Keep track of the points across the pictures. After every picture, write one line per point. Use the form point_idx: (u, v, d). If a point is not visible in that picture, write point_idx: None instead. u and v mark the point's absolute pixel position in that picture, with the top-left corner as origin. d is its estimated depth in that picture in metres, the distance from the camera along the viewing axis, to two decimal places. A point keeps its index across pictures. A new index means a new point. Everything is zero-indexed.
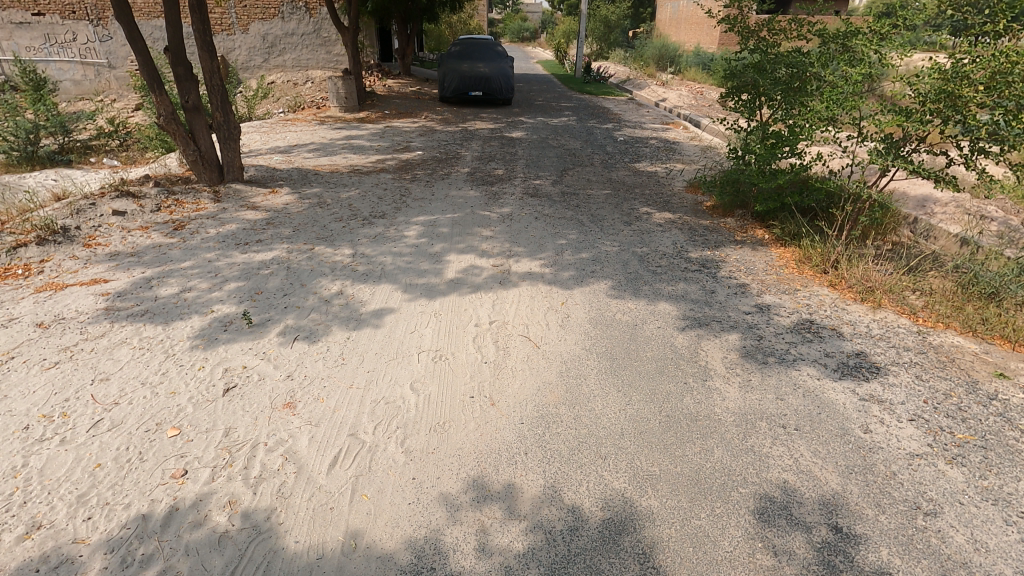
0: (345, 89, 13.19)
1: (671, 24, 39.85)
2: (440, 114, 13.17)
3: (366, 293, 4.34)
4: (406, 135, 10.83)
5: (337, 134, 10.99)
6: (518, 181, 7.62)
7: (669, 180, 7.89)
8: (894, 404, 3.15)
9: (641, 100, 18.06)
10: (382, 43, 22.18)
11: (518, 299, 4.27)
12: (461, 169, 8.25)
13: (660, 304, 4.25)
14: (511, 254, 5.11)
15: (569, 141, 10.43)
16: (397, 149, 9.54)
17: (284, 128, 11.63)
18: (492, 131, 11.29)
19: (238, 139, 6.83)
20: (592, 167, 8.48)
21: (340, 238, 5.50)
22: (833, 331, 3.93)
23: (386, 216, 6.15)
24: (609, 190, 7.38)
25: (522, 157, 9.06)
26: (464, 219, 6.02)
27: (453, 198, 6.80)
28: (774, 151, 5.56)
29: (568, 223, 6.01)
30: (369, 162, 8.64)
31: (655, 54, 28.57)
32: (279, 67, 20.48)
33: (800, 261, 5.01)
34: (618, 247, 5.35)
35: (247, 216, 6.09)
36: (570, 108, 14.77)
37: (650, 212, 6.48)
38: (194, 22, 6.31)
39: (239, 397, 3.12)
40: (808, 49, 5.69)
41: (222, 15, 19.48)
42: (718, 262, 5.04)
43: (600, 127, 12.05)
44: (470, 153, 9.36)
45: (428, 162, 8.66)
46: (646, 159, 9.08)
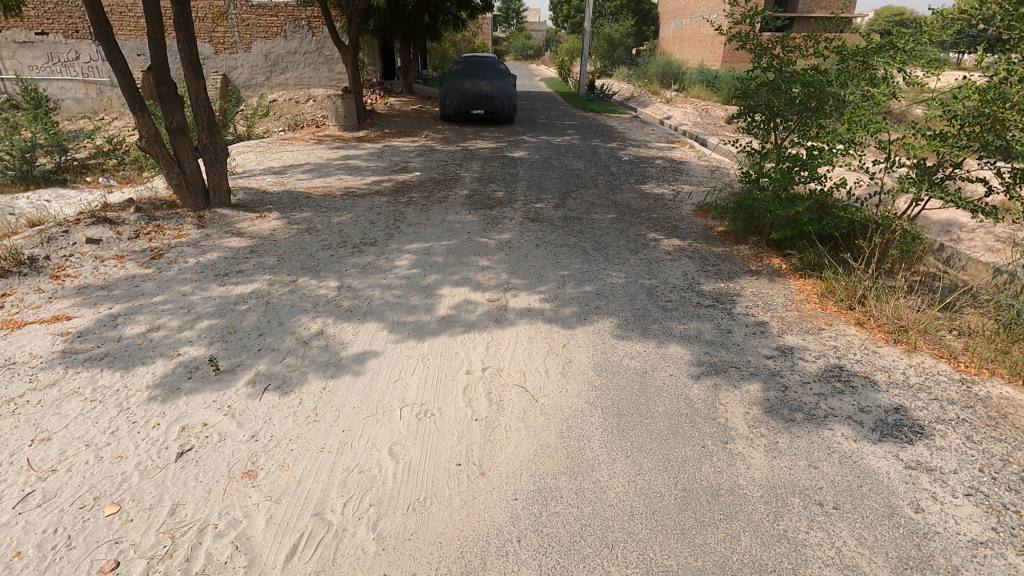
0: (344, 108, 12.98)
1: (674, 41, 40.01)
2: (440, 133, 12.93)
3: (349, 333, 3.97)
4: (405, 155, 10.57)
5: (334, 154, 10.73)
6: (518, 204, 7.29)
7: (677, 203, 7.54)
8: (945, 473, 2.73)
9: (645, 118, 17.83)
10: (385, 61, 22.13)
11: (515, 341, 3.88)
12: (460, 192, 7.93)
13: (672, 346, 3.85)
14: (508, 286, 4.74)
15: (572, 161, 10.13)
16: (395, 170, 9.25)
17: (281, 148, 11.40)
18: (493, 151, 11.01)
19: (225, 162, 6.54)
20: (596, 189, 8.14)
21: (326, 268, 5.15)
22: (866, 379, 3.52)
23: (377, 243, 5.81)
24: (614, 214, 7.04)
25: (523, 178, 8.75)
26: (460, 247, 5.67)
27: (449, 223, 6.47)
28: (792, 176, 5.21)
29: (570, 251, 5.65)
30: (365, 184, 8.33)
31: (658, 72, 28.50)
32: (282, 85, 20.41)
33: (823, 295, 4.62)
34: (623, 279, 4.97)
35: (231, 243, 5.76)
36: (574, 127, 14.52)
37: (657, 239, 6.11)
38: (180, 41, 6.05)
39: (193, 464, 2.74)
40: (826, 68, 5.35)
41: (225, 34, 19.49)
42: (733, 297, 4.65)
43: (604, 146, 11.76)
44: (469, 174, 9.06)
45: (425, 184, 8.36)
46: (652, 181, 8.74)
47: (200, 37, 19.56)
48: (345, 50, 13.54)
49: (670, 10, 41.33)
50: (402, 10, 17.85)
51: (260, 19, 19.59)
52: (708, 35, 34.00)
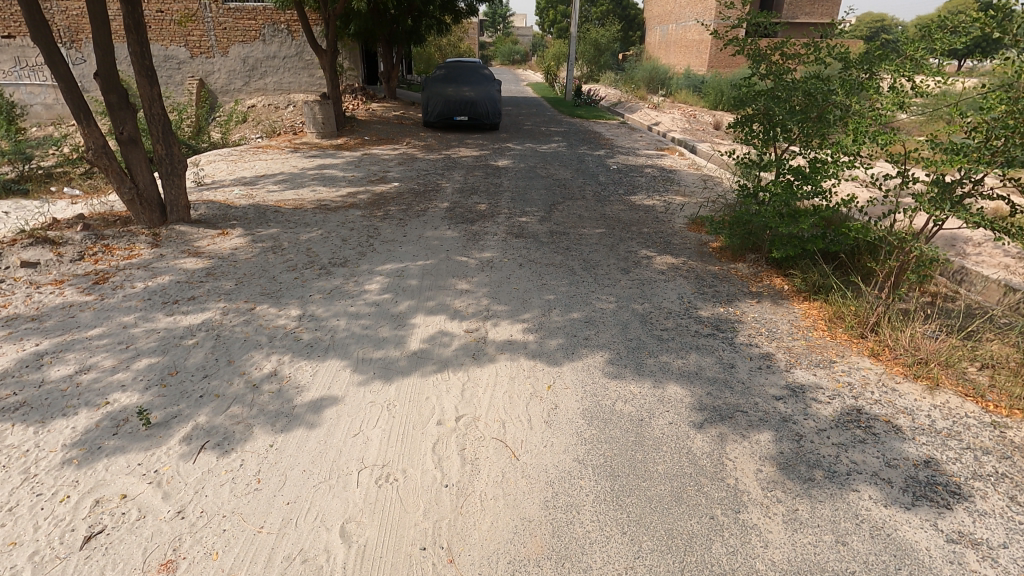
0: (322, 114, 12.50)
1: (661, 47, 40.02)
2: (422, 140, 12.49)
3: (306, 373, 3.51)
4: (384, 164, 10.12)
5: (310, 163, 10.25)
6: (501, 218, 6.87)
7: (669, 215, 7.16)
8: (994, 548, 2.34)
9: (633, 124, 17.53)
10: (367, 66, 21.65)
11: (495, 382, 3.44)
12: (440, 204, 7.50)
13: (669, 386, 3.45)
14: (488, 314, 4.31)
15: (558, 170, 9.74)
16: (373, 181, 8.79)
17: (254, 156, 10.89)
18: (476, 160, 10.59)
19: (183, 175, 6.05)
20: (583, 200, 7.75)
21: (288, 293, 4.68)
22: (888, 425, 3.13)
23: (347, 263, 5.35)
24: (602, 228, 6.64)
25: (507, 189, 8.33)
26: (437, 268, 5.23)
27: (426, 240, 6.03)
28: (794, 191, 4.85)
29: (556, 271, 5.24)
30: (340, 196, 7.86)
31: (645, 77, 28.33)
32: (260, 91, 19.83)
33: (831, 321, 4.26)
34: (614, 303, 4.57)
35: (186, 264, 5.27)
36: (560, 133, 14.15)
37: (649, 256, 5.72)
38: (131, 44, 5.55)
39: (101, 553, 2.27)
40: (828, 76, 5.01)
41: (202, 38, 18.97)
42: (734, 324, 4.25)
43: (591, 154, 11.40)
44: (451, 185, 8.63)
45: (404, 196, 7.92)
46: (642, 191, 8.37)
47: (174, 41, 18.96)
48: (322, 54, 13.05)
49: (655, 16, 41.33)
50: (384, 13, 17.41)
51: (237, 23, 19.04)
52: (694, 41, 34.04)
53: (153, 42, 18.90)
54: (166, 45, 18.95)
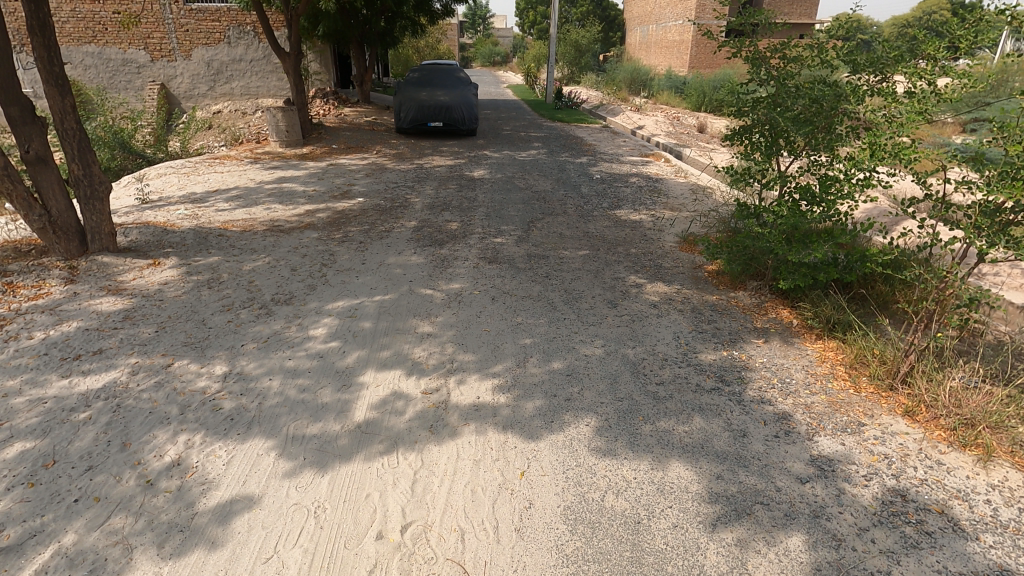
0: (286, 122, 11.72)
1: (642, 47, 39.80)
2: (394, 149, 11.78)
3: (219, 463, 2.79)
4: (350, 176, 9.40)
5: (270, 175, 9.49)
6: (474, 239, 6.20)
7: (657, 232, 6.57)
8: None
9: (616, 127, 17.02)
10: (339, 69, 20.82)
11: (455, 468, 2.76)
12: (408, 223, 6.81)
13: (671, 465, 2.80)
14: (453, 367, 3.63)
15: (538, 180, 9.12)
16: (336, 197, 8.08)
17: (209, 168, 10.09)
18: (451, 170, 9.93)
19: (106, 198, 5.28)
20: (564, 216, 7.13)
21: (215, 343, 3.95)
22: (944, 519, 2.51)
23: (292, 301, 4.64)
24: (586, 249, 6.02)
25: (482, 204, 7.68)
26: (397, 305, 4.53)
27: (387, 269, 5.33)
28: (802, 213, 4.26)
29: (534, 306, 4.58)
30: (296, 215, 7.13)
31: (626, 78, 27.96)
32: (226, 95, 18.91)
33: (853, 368, 3.66)
34: (601, 348, 3.91)
35: (102, 305, 4.51)
36: (540, 139, 13.54)
37: (639, 283, 5.10)
38: (35, 48, 4.77)
39: None
40: (837, 81, 4.43)
41: (162, 41, 18.03)
42: (742, 373, 3.64)
43: (573, 162, 10.80)
44: (421, 200, 7.93)
45: (369, 214, 7.22)
46: (627, 204, 7.78)
47: (133, 44, 17.98)
48: (285, 57, 12.18)
49: (635, 16, 41.16)
50: (354, 14, 16.58)
51: (201, 24, 18.11)
52: (674, 41, 33.76)
53: (110, 45, 17.90)
54: (124, 48, 17.97)
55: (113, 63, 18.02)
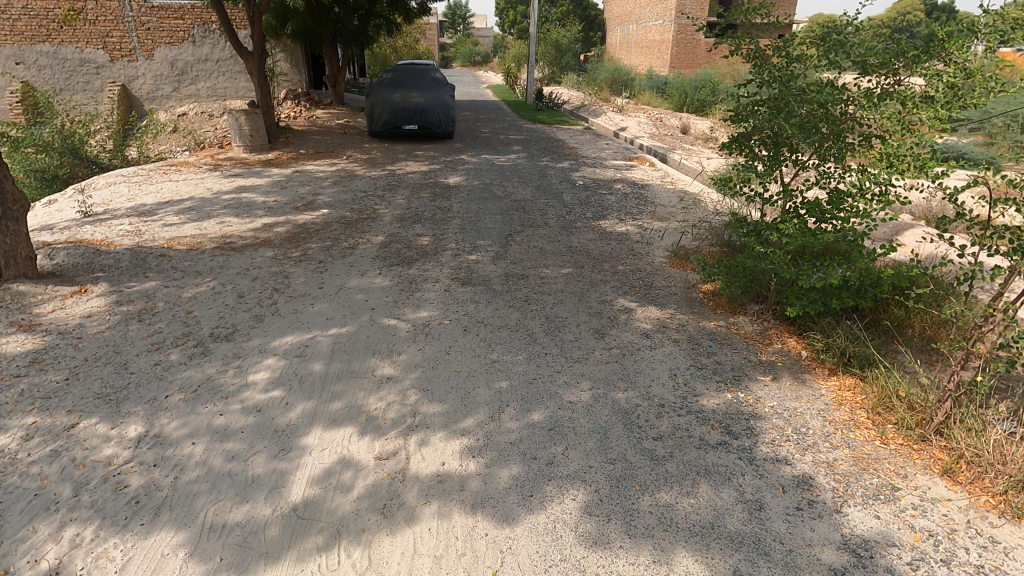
0: (249, 126, 11.02)
1: (623, 47, 39.60)
2: (366, 154, 11.16)
3: (110, 571, 2.21)
4: (316, 184, 8.78)
5: (229, 184, 8.82)
6: (447, 257, 5.65)
7: (645, 247, 6.11)
8: None
9: (598, 129, 16.61)
10: (311, 70, 20.06)
11: (410, 570, 2.21)
12: (375, 238, 6.23)
13: (676, 556, 2.29)
14: (414, 422, 3.08)
15: (518, 187, 8.61)
16: (299, 208, 7.46)
17: (164, 176, 9.38)
18: (425, 176, 9.36)
19: (22, 218, 4.65)
20: (545, 228, 6.61)
21: (134, 394, 3.33)
22: None
23: (234, 337, 4.03)
24: (569, 267, 5.51)
25: (456, 215, 7.13)
26: (355, 340, 3.97)
27: (348, 294, 4.75)
28: (811, 232, 3.80)
29: (511, 338, 4.04)
30: (253, 230, 6.50)
31: (607, 78, 27.63)
32: (192, 97, 18.06)
33: (876, 412, 3.20)
34: (588, 393, 3.39)
35: (7, 346, 3.87)
36: (520, 142, 13.04)
37: (628, 308, 4.59)
38: None
39: None
40: (845, 84, 3.98)
41: (122, 39, 17.13)
42: (751, 422, 3.14)
43: (554, 166, 10.32)
44: (391, 210, 7.36)
45: (333, 228, 6.62)
46: (612, 214, 7.30)
47: (91, 43, 17.03)
48: (248, 56, 11.45)
49: (615, 16, 40.99)
50: (325, 12, 15.87)
51: (163, 22, 17.23)
52: (654, 41, 33.60)
53: (66, 44, 16.92)
54: (81, 48, 17.01)
55: (69, 63, 17.05)
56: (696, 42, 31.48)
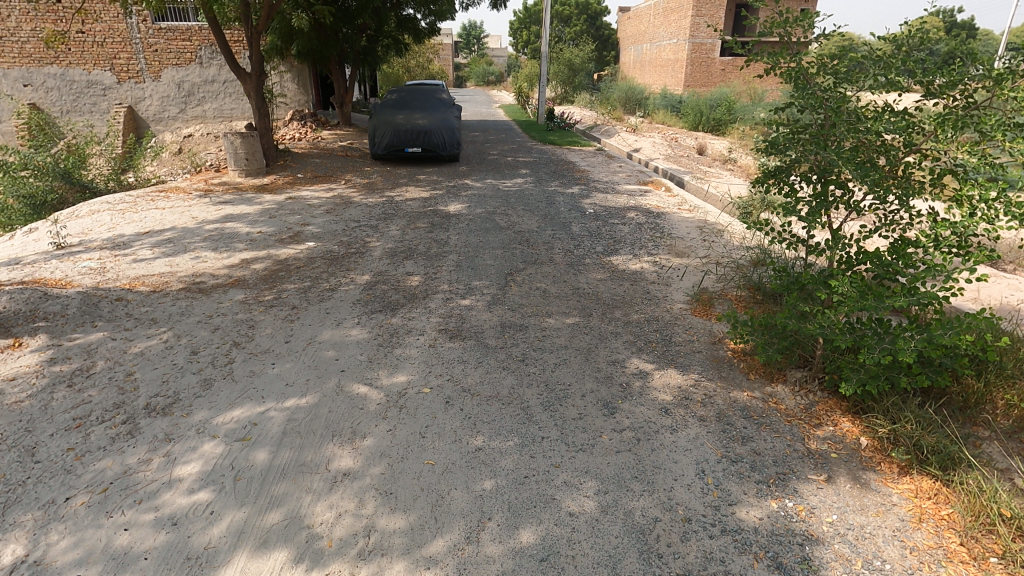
0: (245, 149, 10.56)
1: (637, 66, 39.27)
2: (366, 178, 10.64)
3: None
4: (308, 212, 8.24)
5: (216, 211, 8.31)
6: (436, 302, 5.00)
7: (662, 289, 5.41)
8: None
9: (612, 150, 16.05)
10: (319, 90, 19.79)
11: None
12: (360, 277, 5.61)
13: None
14: (369, 547, 2.40)
15: (523, 216, 7.99)
16: (284, 241, 6.89)
17: (151, 203, 8.92)
18: (425, 203, 8.79)
19: None
20: (549, 266, 5.95)
21: (27, 497, 2.69)
22: None
23: (171, 410, 3.39)
24: (575, 314, 4.83)
25: (453, 249, 6.50)
26: (314, 417, 3.29)
27: (316, 351, 4.10)
28: (872, 289, 3.07)
29: (502, 415, 3.35)
30: (228, 266, 5.93)
31: (620, 97, 27.19)
32: (198, 118, 17.84)
33: (972, 536, 2.45)
34: (593, 500, 2.68)
35: None
36: (529, 165, 12.46)
37: (643, 371, 3.88)
38: None
39: None
40: (908, 109, 3.30)
41: (129, 61, 16.97)
42: (806, 551, 2.41)
43: (563, 192, 9.70)
44: (382, 243, 6.75)
45: (316, 264, 6.02)
46: (625, 248, 6.63)
47: (98, 65, 16.89)
48: (246, 78, 11.04)
49: (629, 36, 40.80)
50: (331, 33, 15.56)
51: (170, 44, 17.07)
52: (668, 60, 33.26)
53: (73, 66, 16.81)
54: (89, 70, 16.89)
55: (76, 85, 16.92)
56: (711, 60, 30.99)
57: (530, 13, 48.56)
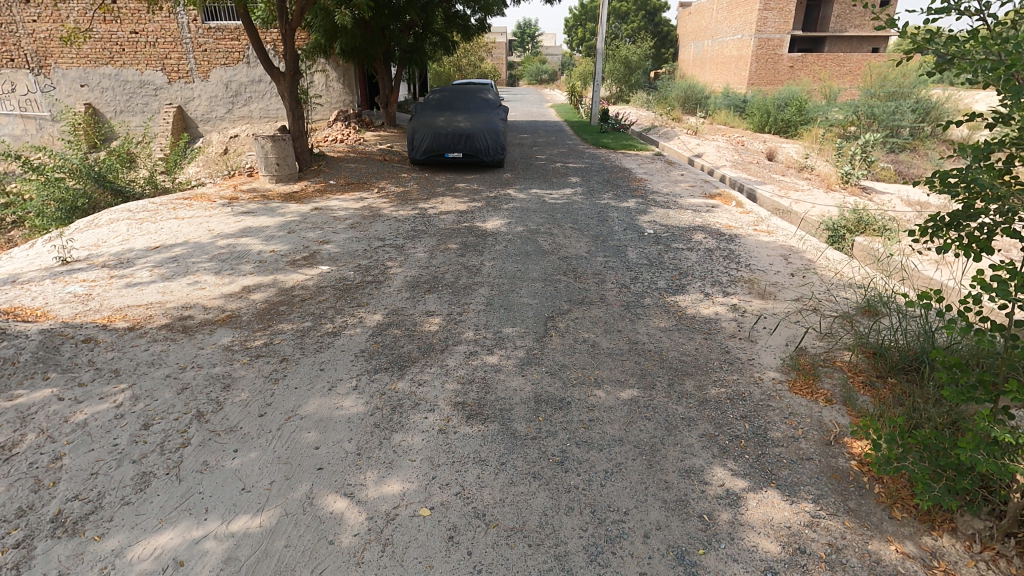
0: (276, 154, 9.90)
1: (697, 63, 37.32)
2: (401, 187, 9.81)
3: None
4: (332, 226, 7.46)
5: (236, 224, 7.64)
6: (456, 358, 3.99)
7: (746, 347, 4.22)
8: None
9: (672, 155, 14.73)
10: (365, 90, 19.24)
11: None
12: (371, 317, 4.69)
13: None
14: None
15: (570, 236, 6.93)
16: (296, 263, 6.08)
17: (173, 211, 8.37)
18: (461, 218, 7.86)
19: None
20: (600, 308, 4.85)
21: None
22: None
23: (83, 527, 2.52)
24: (632, 385, 3.71)
25: (486, 280, 5.52)
26: (262, 557, 2.35)
27: (293, 433, 3.16)
28: None
29: (527, 569, 2.30)
30: (225, 296, 5.15)
31: (679, 96, 25.55)
32: (245, 118, 17.63)
33: None
34: None
35: None
36: (579, 172, 11.33)
37: (732, 494, 2.73)
38: None
39: None
40: None
41: (179, 61, 16.85)
42: None
43: (616, 206, 8.57)
44: (405, 269, 5.83)
45: (325, 296, 5.15)
46: (693, 283, 5.46)
47: (150, 65, 16.85)
48: (280, 77, 10.40)
49: (690, 32, 38.84)
50: (376, 30, 14.90)
51: (219, 44, 16.85)
52: (731, 58, 31.30)
53: (127, 66, 16.85)
54: (141, 70, 16.89)
55: (129, 85, 16.97)
56: (779, 57, 28.85)
57: (586, 10, 47.23)
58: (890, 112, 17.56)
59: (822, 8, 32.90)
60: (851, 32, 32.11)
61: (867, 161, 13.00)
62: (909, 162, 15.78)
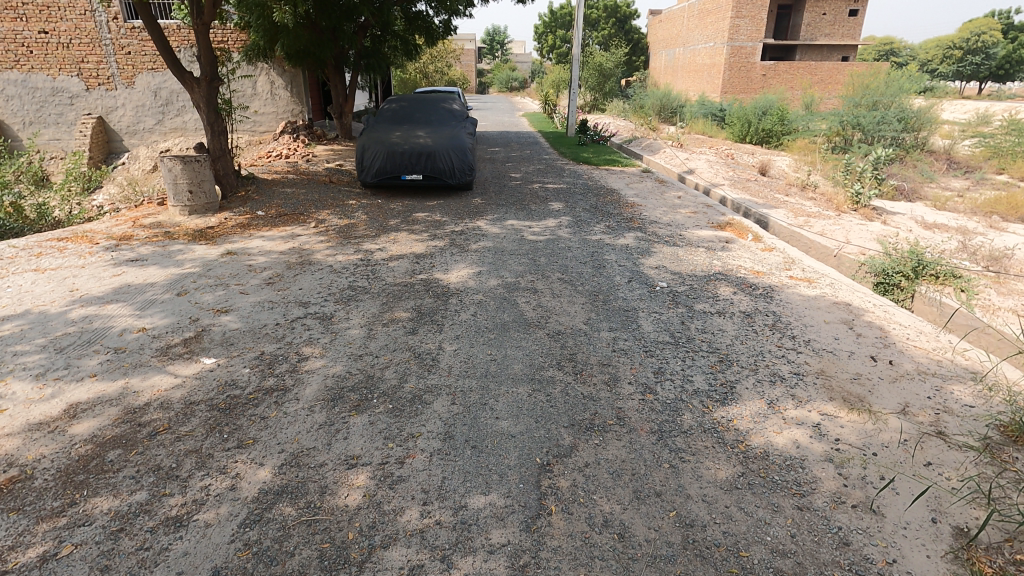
0: (188, 178, 7.90)
1: (670, 71, 36.37)
2: (345, 219, 7.95)
3: None
4: (243, 281, 5.57)
5: (113, 279, 5.71)
6: None
7: (875, 531, 2.54)
8: None
9: (660, 171, 13.24)
10: (317, 98, 17.29)
11: None
12: (252, 478, 2.85)
13: None
14: None
15: (561, 294, 5.23)
16: (172, 352, 4.19)
17: (35, 258, 6.36)
18: (416, 265, 6.08)
19: None
20: (620, 442, 3.12)
21: None
22: None
23: None
24: None
25: (445, 381, 3.74)
26: None
27: None
28: None
29: None
30: (28, 429, 3.24)
31: (655, 105, 24.27)
32: (178, 130, 15.46)
33: None
34: None
35: None
36: (560, 195, 9.67)
37: None
38: None
39: None
40: None
41: (98, 66, 14.60)
42: None
43: (610, 243, 6.92)
44: (329, 361, 4.02)
45: (190, 427, 3.27)
46: (746, 380, 3.79)
47: (64, 69, 14.52)
48: (194, 84, 8.45)
49: (662, 40, 37.96)
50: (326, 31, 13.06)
51: (145, 45, 14.67)
52: (704, 64, 30.30)
53: (36, 71, 14.46)
54: (53, 75, 14.54)
55: (40, 93, 14.59)
56: (751, 65, 27.94)
57: (556, 16, 46.13)
58: (876, 122, 16.36)
59: (793, 17, 32.25)
60: (822, 40, 31.38)
61: (875, 178, 11.65)
62: (904, 176, 14.67)
